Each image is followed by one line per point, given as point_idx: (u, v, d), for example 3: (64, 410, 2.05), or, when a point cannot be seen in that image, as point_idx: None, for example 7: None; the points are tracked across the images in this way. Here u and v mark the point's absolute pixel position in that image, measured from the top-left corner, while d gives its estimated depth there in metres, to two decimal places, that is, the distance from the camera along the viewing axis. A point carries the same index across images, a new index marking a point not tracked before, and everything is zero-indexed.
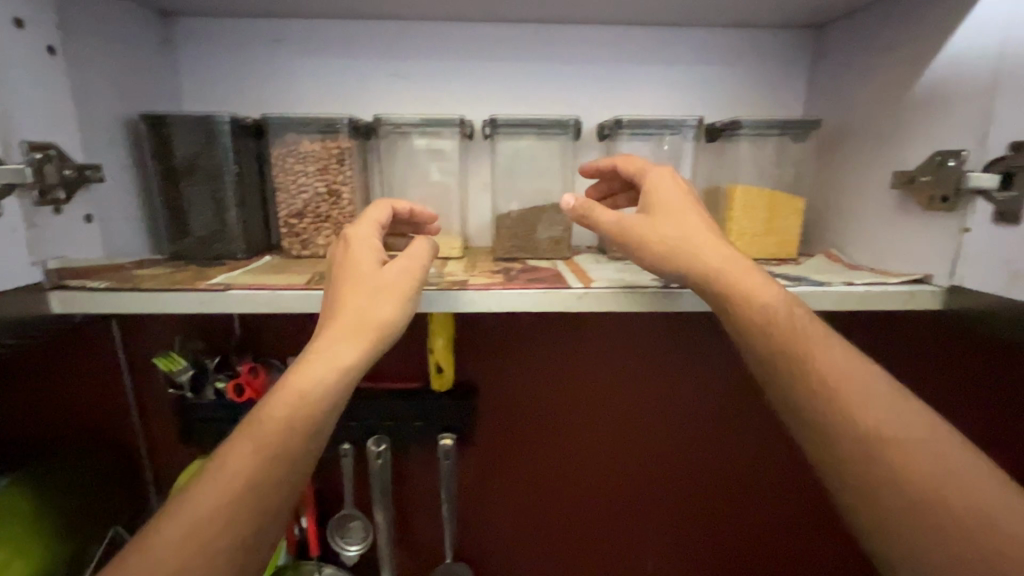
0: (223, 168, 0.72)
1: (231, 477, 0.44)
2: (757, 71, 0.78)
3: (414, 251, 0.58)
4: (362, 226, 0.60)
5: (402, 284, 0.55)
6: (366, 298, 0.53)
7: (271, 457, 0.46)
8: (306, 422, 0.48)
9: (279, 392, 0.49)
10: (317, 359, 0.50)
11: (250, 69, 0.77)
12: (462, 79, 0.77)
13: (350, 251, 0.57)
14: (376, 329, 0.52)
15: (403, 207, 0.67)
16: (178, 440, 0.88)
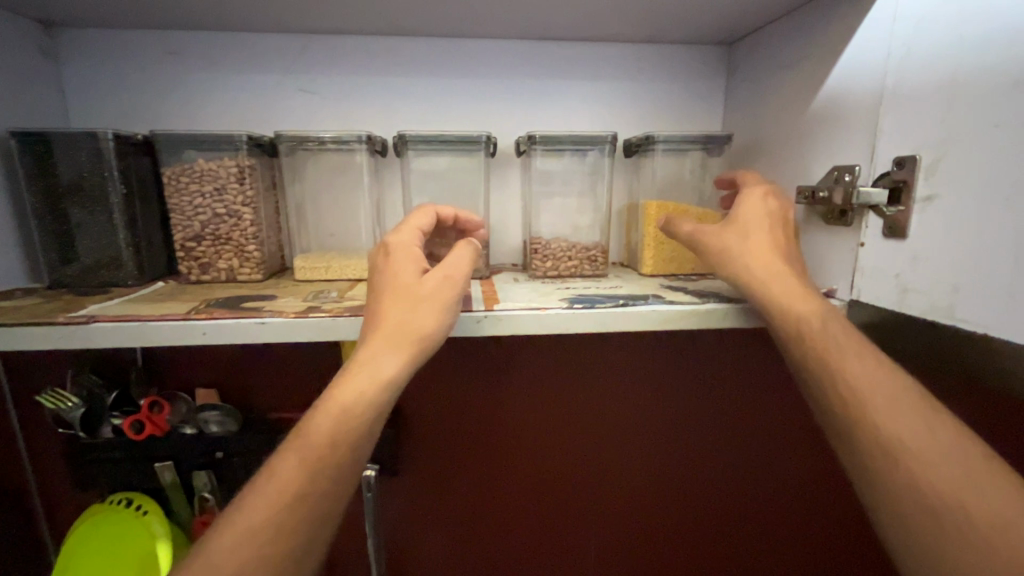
0: (106, 190, 0.66)
1: (275, 492, 0.45)
2: (653, 83, 0.81)
3: (457, 259, 0.57)
4: (404, 234, 0.59)
5: (445, 293, 0.53)
6: (408, 310, 0.52)
7: (317, 469, 0.46)
8: (352, 435, 0.48)
9: (324, 404, 0.49)
10: (360, 372, 0.49)
11: (140, 81, 0.75)
12: (361, 90, 0.77)
13: (392, 260, 0.56)
14: (420, 341, 0.51)
15: (447, 213, 0.65)
16: (74, 486, 0.80)
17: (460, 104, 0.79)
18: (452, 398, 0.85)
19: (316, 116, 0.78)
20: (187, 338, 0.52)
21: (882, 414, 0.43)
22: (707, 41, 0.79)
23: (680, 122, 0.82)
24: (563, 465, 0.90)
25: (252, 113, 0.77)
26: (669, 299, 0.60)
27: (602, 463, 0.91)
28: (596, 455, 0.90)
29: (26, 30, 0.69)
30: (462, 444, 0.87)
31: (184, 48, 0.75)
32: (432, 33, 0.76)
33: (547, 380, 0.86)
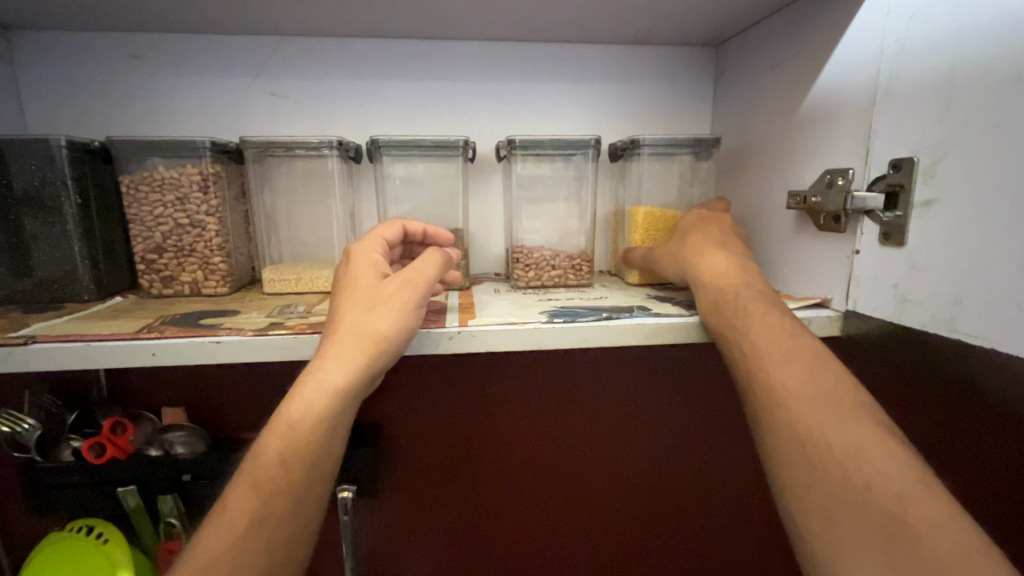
0: (59, 200, 0.62)
1: (228, 522, 0.42)
2: (638, 86, 0.78)
3: (422, 265, 0.54)
4: (366, 243, 0.56)
5: (404, 296, 0.50)
6: (362, 313, 0.49)
7: (273, 498, 0.43)
8: (302, 456, 0.44)
9: (274, 424, 0.45)
10: (309, 382, 0.46)
11: (100, 87, 0.71)
12: (333, 94, 0.74)
13: (352, 267, 0.53)
14: (375, 344, 0.47)
15: (415, 227, 0.62)
16: (30, 513, 0.75)
17: (437, 107, 0.76)
18: (412, 420, 0.81)
19: (286, 122, 0.74)
20: (134, 360, 0.48)
21: (889, 432, 0.39)
22: (693, 40, 0.76)
23: (667, 125, 0.80)
24: (545, 485, 0.86)
25: (218, 119, 0.73)
26: (654, 311, 0.57)
27: (588, 482, 0.87)
28: (584, 472, 0.87)
29: None
30: (442, 464, 0.83)
31: (147, 51, 0.71)
32: (406, 34, 0.72)
33: (511, 400, 0.83)
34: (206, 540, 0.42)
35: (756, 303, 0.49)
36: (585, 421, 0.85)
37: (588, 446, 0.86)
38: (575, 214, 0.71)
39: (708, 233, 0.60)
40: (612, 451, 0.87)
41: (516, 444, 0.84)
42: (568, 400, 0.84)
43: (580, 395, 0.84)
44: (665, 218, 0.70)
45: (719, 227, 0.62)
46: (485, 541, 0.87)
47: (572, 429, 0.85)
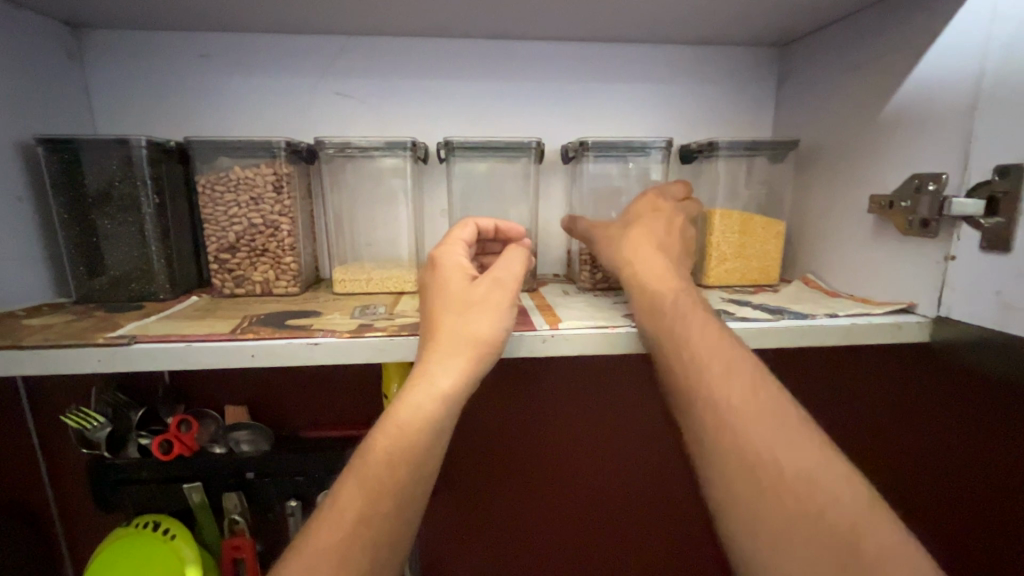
0: (139, 200, 0.63)
1: (336, 523, 0.42)
2: (701, 85, 0.78)
3: (507, 265, 0.54)
4: (452, 246, 0.56)
5: (497, 300, 0.51)
6: (459, 317, 0.49)
7: (381, 499, 0.43)
8: (408, 458, 0.44)
9: (381, 425, 0.46)
10: (416, 387, 0.46)
11: (169, 86, 0.71)
12: (399, 93, 0.74)
13: (440, 271, 0.53)
14: (477, 349, 0.48)
15: (488, 224, 0.61)
16: (96, 508, 0.76)
17: (502, 107, 0.76)
18: (476, 419, 0.81)
19: (352, 121, 0.74)
20: (233, 360, 0.48)
21: None
22: (759, 40, 0.75)
23: (729, 126, 0.79)
24: (602, 483, 0.86)
25: (285, 118, 0.73)
26: (739, 315, 0.57)
27: (644, 481, 0.87)
28: (640, 471, 0.87)
29: (49, 30, 0.65)
30: (498, 464, 0.83)
31: (216, 50, 0.71)
32: (473, 34, 0.72)
33: (572, 400, 0.83)
34: (310, 542, 0.41)
35: (682, 298, 0.51)
36: (640, 422, 0.85)
37: (646, 446, 0.86)
38: None
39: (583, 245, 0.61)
40: (670, 452, 0.86)
41: (576, 445, 0.85)
42: (624, 401, 0.84)
43: (634, 395, 0.84)
44: (737, 219, 0.69)
45: (648, 206, 0.63)
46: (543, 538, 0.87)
47: (628, 431, 0.85)
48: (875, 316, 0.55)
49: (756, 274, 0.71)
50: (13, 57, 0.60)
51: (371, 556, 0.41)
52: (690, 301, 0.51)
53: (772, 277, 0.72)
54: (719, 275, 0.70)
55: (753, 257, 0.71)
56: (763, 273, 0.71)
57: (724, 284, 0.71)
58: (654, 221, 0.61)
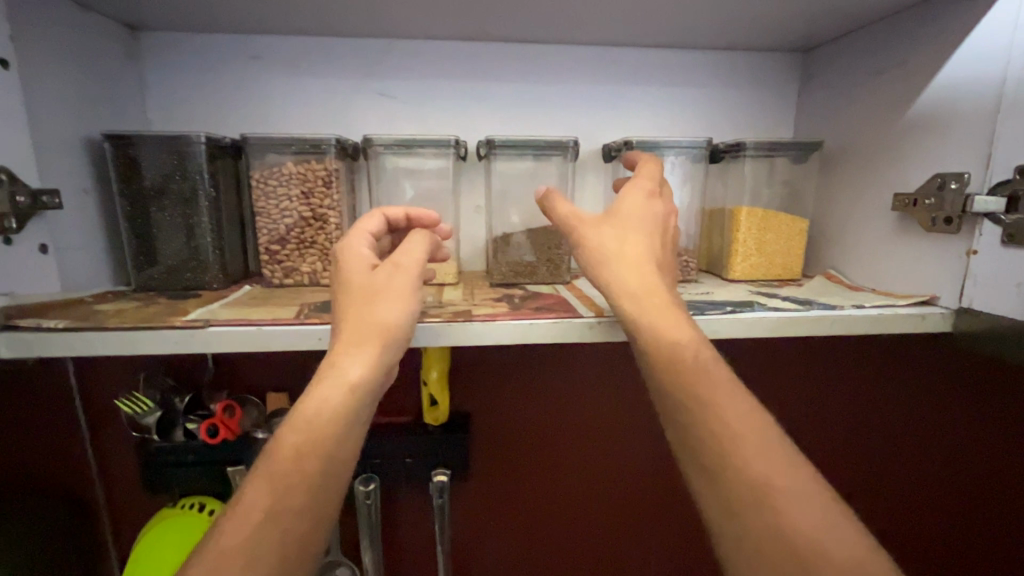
0: (198, 192, 0.66)
1: (244, 516, 0.42)
2: (726, 89, 0.81)
3: (410, 250, 0.56)
4: (354, 238, 0.58)
5: (399, 282, 0.53)
6: (365, 307, 0.50)
7: (289, 493, 0.43)
8: (319, 451, 0.45)
9: (291, 419, 0.46)
10: (325, 380, 0.47)
11: (220, 85, 0.75)
12: (439, 96, 0.78)
13: (343, 263, 0.55)
14: (382, 332, 0.49)
15: (396, 213, 0.62)
16: (143, 490, 0.79)
17: (538, 108, 0.79)
18: (505, 400, 0.84)
19: (393, 121, 0.77)
20: (303, 343, 0.51)
21: None
22: (782, 46, 0.79)
23: (753, 128, 0.83)
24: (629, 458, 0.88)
25: (330, 117, 0.77)
26: (771, 305, 0.60)
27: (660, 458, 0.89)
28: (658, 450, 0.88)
29: (112, 31, 0.68)
30: (520, 454, 0.86)
31: (265, 52, 0.75)
32: (511, 38, 0.76)
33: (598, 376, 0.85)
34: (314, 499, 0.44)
35: (649, 293, 0.50)
36: (631, 421, 0.87)
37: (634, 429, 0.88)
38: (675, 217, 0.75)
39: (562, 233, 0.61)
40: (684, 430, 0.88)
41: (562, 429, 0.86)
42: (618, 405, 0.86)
43: (635, 393, 0.86)
44: (764, 216, 0.72)
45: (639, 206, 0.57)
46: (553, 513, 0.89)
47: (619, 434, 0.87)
48: (898, 306, 0.58)
49: (781, 269, 0.74)
50: (85, 56, 0.64)
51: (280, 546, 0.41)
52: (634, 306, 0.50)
53: (796, 273, 0.75)
54: (746, 270, 0.73)
55: (778, 253, 0.74)
56: (788, 269, 0.74)
57: (750, 278, 0.74)
58: (645, 225, 0.55)
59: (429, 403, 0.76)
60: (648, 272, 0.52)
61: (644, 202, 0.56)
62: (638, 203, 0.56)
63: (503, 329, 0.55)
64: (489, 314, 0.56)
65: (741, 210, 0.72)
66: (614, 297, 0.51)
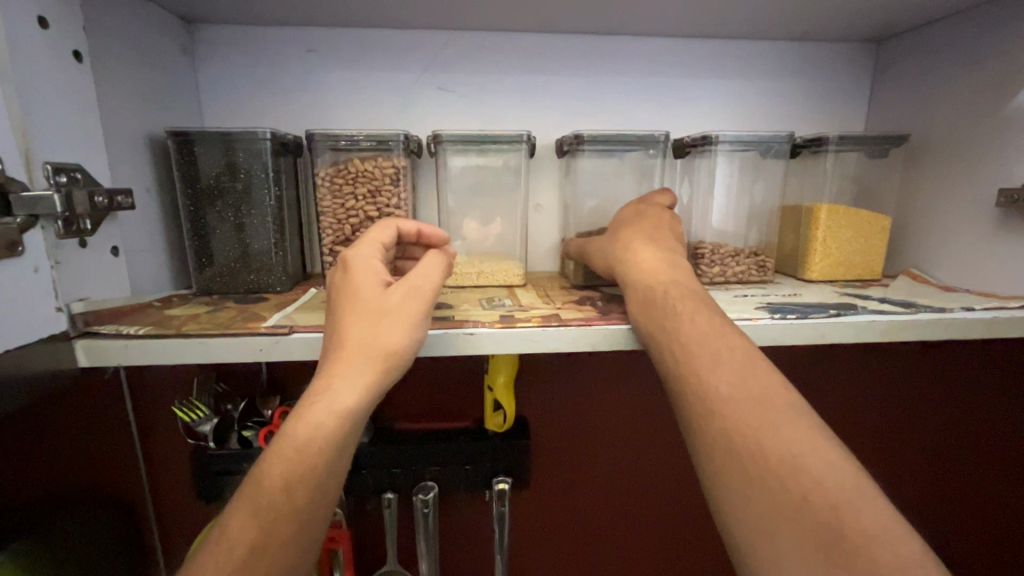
0: (262, 191, 0.63)
1: (228, 551, 0.40)
2: (798, 81, 0.78)
3: (425, 270, 0.51)
4: (363, 248, 0.53)
5: (412, 306, 0.48)
6: (371, 325, 0.47)
7: (274, 526, 0.41)
8: (308, 480, 0.42)
9: (277, 446, 0.43)
10: (315, 404, 0.44)
11: (275, 79, 0.72)
12: (501, 89, 0.75)
13: (352, 276, 0.50)
14: (385, 359, 0.46)
15: (409, 227, 0.57)
16: (196, 499, 0.76)
17: (604, 102, 0.76)
18: (562, 404, 0.81)
19: (452, 116, 0.75)
20: None
21: None
22: (858, 34, 0.75)
23: (823, 122, 0.80)
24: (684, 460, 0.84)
25: (389, 113, 0.74)
26: (873, 307, 0.56)
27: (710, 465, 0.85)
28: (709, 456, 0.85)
29: (169, 24, 0.66)
30: (575, 463, 0.83)
31: (322, 45, 0.72)
32: (577, 29, 0.73)
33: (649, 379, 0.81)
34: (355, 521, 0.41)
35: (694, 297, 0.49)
36: (669, 438, 0.84)
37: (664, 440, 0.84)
38: (750, 214, 0.73)
39: (650, 233, 0.58)
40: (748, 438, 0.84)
41: (604, 438, 0.83)
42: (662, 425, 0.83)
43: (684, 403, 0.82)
44: (846, 214, 0.69)
45: (645, 220, 0.60)
46: (608, 518, 0.86)
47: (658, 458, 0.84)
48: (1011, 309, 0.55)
49: (862, 269, 0.71)
50: (145, 49, 0.61)
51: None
52: (716, 324, 0.47)
53: (878, 272, 0.71)
54: (826, 270, 0.70)
55: (859, 252, 0.71)
56: (869, 268, 0.71)
57: (828, 279, 0.70)
58: (647, 231, 0.58)
59: (492, 409, 0.73)
60: (684, 281, 0.51)
61: (652, 213, 0.61)
62: (656, 214, 0.61)
63: (597, 334, 0.52)
64: (579, 319, 0.54)
65: (822, 206, 0.69)
66: (655, 300, 0.50)
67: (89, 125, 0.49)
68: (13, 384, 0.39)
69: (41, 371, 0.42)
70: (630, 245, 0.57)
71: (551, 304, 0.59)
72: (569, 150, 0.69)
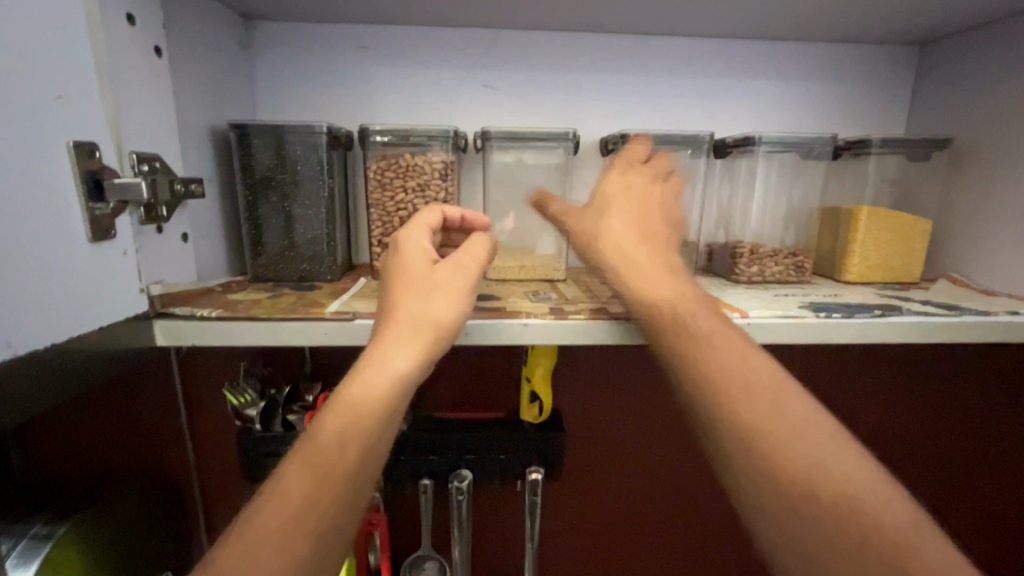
0: (316, 184, 0.65)
1: (280, 504, 0.39)
2: (838, 83, 0.79)
3: (471, 253, 0.54)
4: (413, 229, 0.55)
5: (460, 284, 0.50)
6: (422, 298, 0.49)
7: (326, 486, 0.41)
8: (362, 441, 0.43)
9: (333, 406, 0.44)
10: (371, 368, 0.45)
11: (327, 75, 0.74)
12: (545, 87, 0.76)
13: (403, 253, 0.52)
14: (435, 330, 0.47)
15: (453, 213, 0.60)
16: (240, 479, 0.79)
17: (645, 101, 0.78)
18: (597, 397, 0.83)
19: (495, 113, 0.76)
20: None
21: None
22: (903, 38, 0.76)
23: (863, 125, 0.80)
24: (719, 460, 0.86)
25: (435, 109, 0.76)
26: (917, 308, 0.57)
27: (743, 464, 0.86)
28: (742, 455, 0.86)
29: (229, 20, 0.68)
30: (605, 458, 0.85)
31: (373, 42, 0.74)
32: (621, 29, 0.74)
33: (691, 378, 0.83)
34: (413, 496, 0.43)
35: None
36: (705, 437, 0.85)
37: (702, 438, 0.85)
38: (789, 214, 0.73)
39: None
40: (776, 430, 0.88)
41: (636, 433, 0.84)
42: None
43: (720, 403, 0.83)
44: (886, 216, 0.70)
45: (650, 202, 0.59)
46: (638, 512, 0.87)
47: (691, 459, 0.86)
48: None
49: (901, 272, 0.71)
50: (211, 44, 0.63)
51: (320, 537, 0.40)
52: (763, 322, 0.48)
53: (916, 275, 0.72)
54: (864, 272, 0.71)
55: (898, 255, 0.71)
56: (908, 271, 0.71)
57: (865, 281, 0.71)
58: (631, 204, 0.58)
59: (528, 401, 0.75)
60: None
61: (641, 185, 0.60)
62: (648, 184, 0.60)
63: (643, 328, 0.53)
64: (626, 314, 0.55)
65: (862, 208, 0.69)
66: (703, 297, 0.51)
67: (165, 117, 0.51)
68: (101, 360, 0.42)
69: (125, 348, 0.45)
70: (646, 227, 0.56)
71: (595, 298, 0.61)
72: (615, 148, 0.71)
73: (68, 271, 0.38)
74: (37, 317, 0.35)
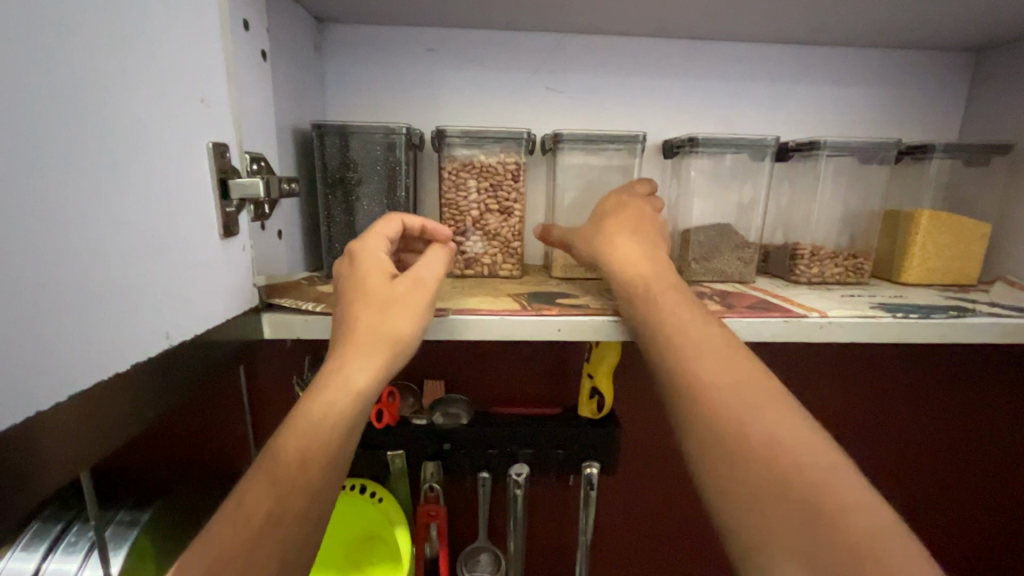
0: (393, 183, 0.67)
1: (244, 521, 0.38)
2: (894, 88, 0.80)
3: (430, 263, 0.53)
4: (370, 242, 0.54)
5: (419, 297, 0.49)
6: (379, 312, 0.48)
7: (290, 501, 0.40)
8: (322, 456, 0.42)
9: (289, 425, 0.43)
10: (329, 386, 0.44)
11: (396, 76, 0.76)
12: (608, 90, 0.78)
13: (361, 267, 0.51)
14: (395, 345, 0.47)
15: (414, 222, 0.58)
16: None
17: (705, 105, 0.79)
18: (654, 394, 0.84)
19: (558, 115, 0.78)
20: (541, 333, 0.53)
21: None
22: (961, 44, 0.77)
23: (918, 129, 0.81)
24: None
25: (499, 111, 0.78)
26: (988, 310, 0.58)
27: None
28: None
29: (308, 24, 0.70)
30: (657, 453, 0.86)
31: (441, 45, 0.76)
32: (684, 34, 0.75)
33: None
34: None
35: None
36: None
37: None
38: (848, 216, 0.75)
39: None
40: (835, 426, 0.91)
41: None
42: None
43: None
44: (946, 219, 0.71)
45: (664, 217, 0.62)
46: (689, 507, 0.89)
47: None
48: None
49: (960, 274, 0.72)
50: (294, 47, 0.66)
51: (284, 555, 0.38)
52: None
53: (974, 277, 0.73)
54: (923, 273, 0.72)
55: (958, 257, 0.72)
56: (967, 273, 0.72)
57: (924, 283, 0.72)
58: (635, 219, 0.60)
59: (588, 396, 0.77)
60: None
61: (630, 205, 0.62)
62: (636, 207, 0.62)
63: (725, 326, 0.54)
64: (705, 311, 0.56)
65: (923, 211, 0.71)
66: None
67: (267, 118, 0.53)
68: (222, 351, 0.44)
69: (238, 340, 0.46)
70: (651, 241, 0.57)
71: None
72: (682, 151, 0.73)
73: (214, 266, 0.42)
74: (190, 307, 0.39)
